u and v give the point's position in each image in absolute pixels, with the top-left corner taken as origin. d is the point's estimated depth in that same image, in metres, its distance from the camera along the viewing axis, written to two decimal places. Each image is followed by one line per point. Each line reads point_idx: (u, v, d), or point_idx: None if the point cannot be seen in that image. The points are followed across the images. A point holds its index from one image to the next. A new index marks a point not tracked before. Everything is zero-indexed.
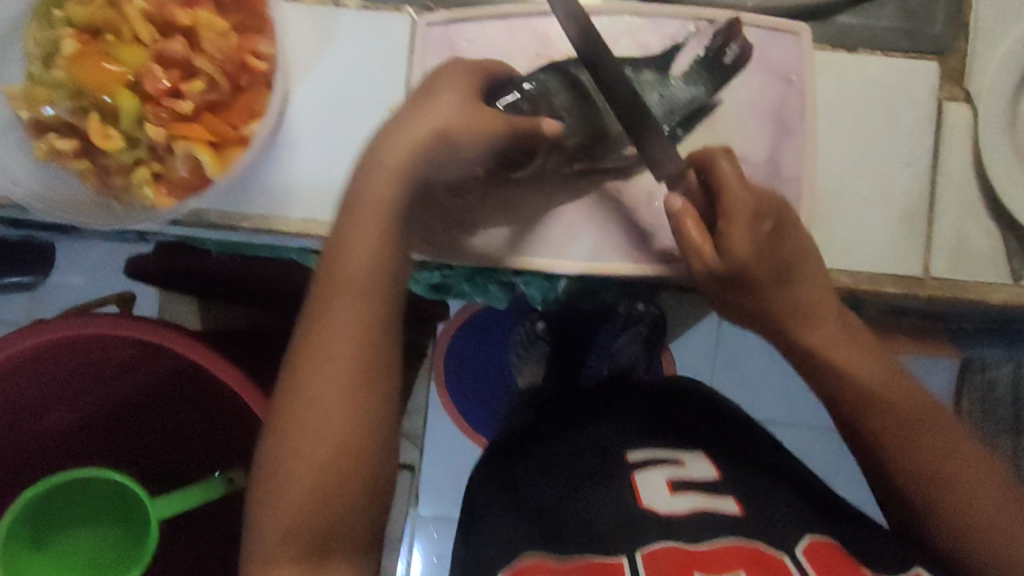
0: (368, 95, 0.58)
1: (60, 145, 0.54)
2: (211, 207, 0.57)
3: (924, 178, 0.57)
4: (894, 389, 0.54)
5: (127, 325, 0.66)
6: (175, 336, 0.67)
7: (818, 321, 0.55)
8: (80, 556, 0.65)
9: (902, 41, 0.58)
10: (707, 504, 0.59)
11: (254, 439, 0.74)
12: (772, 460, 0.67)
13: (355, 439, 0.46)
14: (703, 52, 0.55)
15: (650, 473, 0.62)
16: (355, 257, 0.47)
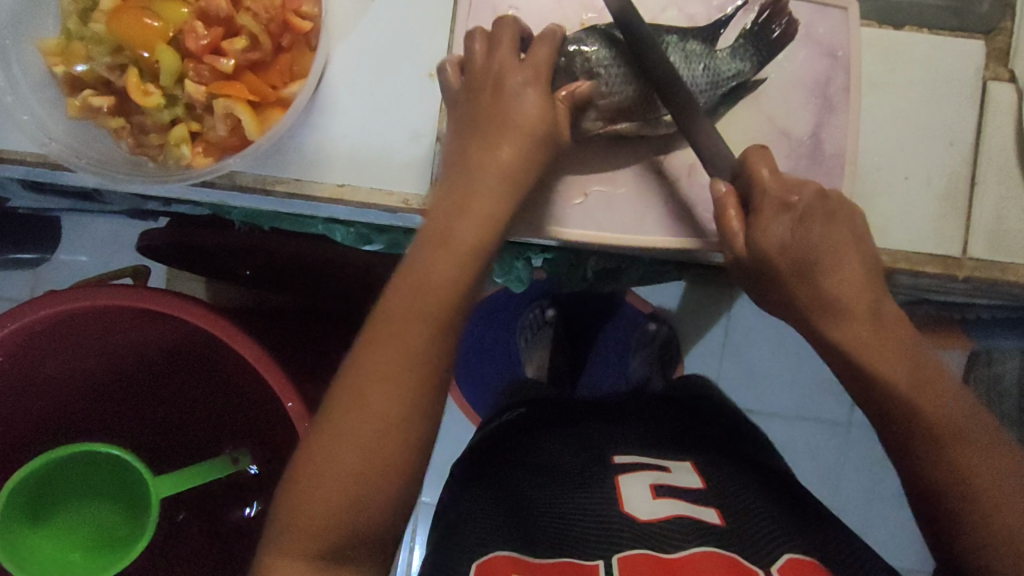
0: (410, 60, 0.57)
1: (96, 101, 0.53)
2: (245, 169, 0.57)
3: (965, 158, 0.57)
4: (945, 381, 0.52)
5: (141, 296, 0.64)
6: (186, 307, 0.65)
7: (848, 317, 0.52)
8: (84, 534, 0.68)
9: (948, 19, 0.58)
10: (689, 511, 0.58)
11: (267, 426, 0.74)
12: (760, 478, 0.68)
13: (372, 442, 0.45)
14: (750, 24, 0.55)
15: (631, 479, 0.63)
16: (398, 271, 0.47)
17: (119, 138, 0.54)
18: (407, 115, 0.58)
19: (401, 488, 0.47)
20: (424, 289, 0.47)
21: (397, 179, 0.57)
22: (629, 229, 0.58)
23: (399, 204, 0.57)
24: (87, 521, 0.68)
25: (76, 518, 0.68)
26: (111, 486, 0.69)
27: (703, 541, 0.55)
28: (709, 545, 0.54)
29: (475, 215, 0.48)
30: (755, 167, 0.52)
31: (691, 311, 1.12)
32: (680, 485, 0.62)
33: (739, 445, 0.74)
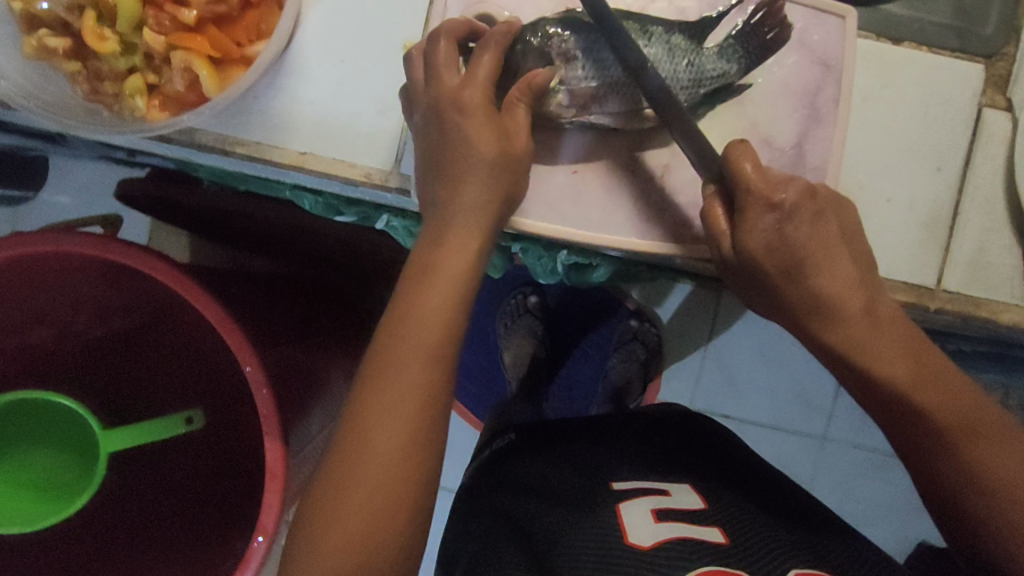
0: (385, 28, 0.55)
1: (51, 42, 0.50)
2: (206, 127, 0.54)
3: (952, 186, 0.55)
4: (951, 391, 0.51)
5: (109, 248, 0.59)
6: (158, 265, 0.59)
7: (839, 321, 0.51)
8: (27, 479, 0.63)
9: (950, 39, 0.55)
10: (694, 532, 0.59)
11: (239, 395, 0.71)
12: (750, 493, 0.70)
13: (405, 452, 0.46)
14: (742, 22, 0.52)
15: (631, 506, 0.64)
16: (416, 304, 0.47)
17: (75, 82, 0.52)
18: (379, 85, 0.55)
19: (404, 473, 0.46)
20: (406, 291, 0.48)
21: (361, 152, 0.55)
22: (605, 224, 0.56)
23: (360, 177, 0.55)
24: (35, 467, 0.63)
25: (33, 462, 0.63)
26: (67, 434, 0.64)
27: (710, 559, 0.56)
28: (716, 563, 0.55)
29: (465, 202, 0.48)
30: (742, 167, 0.48)
31: (681, 319, 1.10)
32: (682, 507, 0.64)
33: (747, 467, 0.75)
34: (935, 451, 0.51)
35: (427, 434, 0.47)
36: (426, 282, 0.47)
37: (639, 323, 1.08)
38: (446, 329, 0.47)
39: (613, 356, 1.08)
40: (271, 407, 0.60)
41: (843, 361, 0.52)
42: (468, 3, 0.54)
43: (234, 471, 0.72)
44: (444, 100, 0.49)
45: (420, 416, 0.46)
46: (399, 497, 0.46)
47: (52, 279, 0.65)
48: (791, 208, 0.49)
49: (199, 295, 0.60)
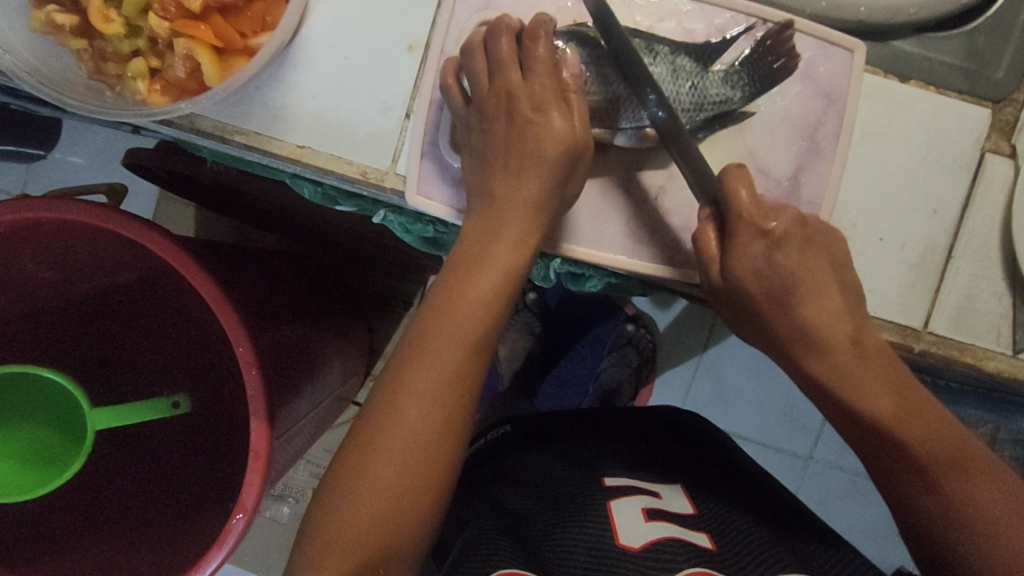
0: (391, 28, 0.55)
1: (58, 19, 0.51)
2: (206, 113, 0.54)
3: (945, 230, 0.54)
4: (938, 427, 0.50)
5: (110, 219, 0.58)
6: (155, 236, 0.59)
7: (827, 348, 0.50)
8: (16, 447, 0.62)
9: (959, 81, 0.55)
10: (684, 534, 0.61)
11: (229, 372, 0.72)
12: (741, 501, 0.71)
13: (424, 451, 0.47)
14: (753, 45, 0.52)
15: (623, 503, 0.65)
16: (461, 305, 0.48)
17: (80, 60, 0.53)
18: (382, 87, 0.55)
19: (403, 466, 0.47)
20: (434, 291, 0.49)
21: (360, 150, 0.55)
22: (601, 241, 0.56)
23: (357, 175, 0.55)
24: (20, 439, 0.63)
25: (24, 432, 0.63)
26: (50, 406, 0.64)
27: (696, 562, 0.58)
28: (701, 566, 0.57)
29: None
30: (734, 194, 0.48)
31: (677, 329, 1.10)
32: (673, 510, 0.65)
33: (754, 479, 0.76)
34: (912, 490, 0.50)
35: (399, 431, 0.47)
36: (473, 283, 0.49)
37: (636, 329, 1.07)
38: (470, 336, 0.48)
39: (606, 359, 1.07)
40: (256, 389, 0.60)
41: (824, 391, 0.51)
42: (475, 8, 0.54)
43: (221, 438, 0.73)
44: (497, 102, 0.49)
45: (441, 414, 0.47)
46: (368, 491, 0.46)
47: (54, 246, 0.65)
48: (780, 235, 0.49)
49: (195, 271, 0.59)
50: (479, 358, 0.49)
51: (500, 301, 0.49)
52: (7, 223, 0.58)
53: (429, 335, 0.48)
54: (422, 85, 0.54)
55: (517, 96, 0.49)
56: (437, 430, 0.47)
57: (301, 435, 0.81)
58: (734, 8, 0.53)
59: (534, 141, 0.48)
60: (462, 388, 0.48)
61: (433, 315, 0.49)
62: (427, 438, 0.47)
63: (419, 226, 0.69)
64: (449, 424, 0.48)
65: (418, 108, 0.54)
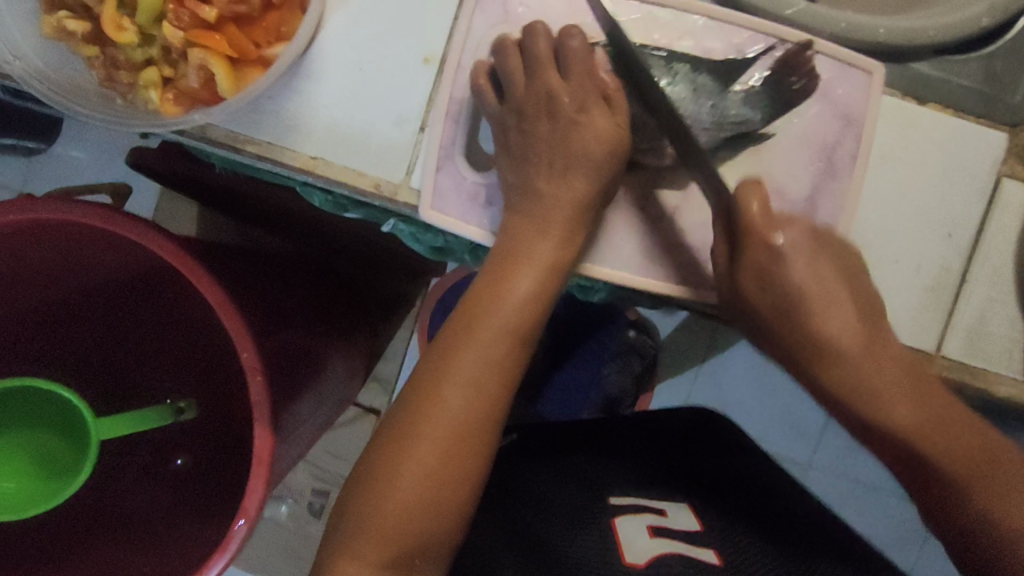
0: (406, 40, 0.54)
1: (70, 25, 0.50)
2: (219, 123, 0.54)
3: (961, 253, 0.54)
4: (972, 446, 0.49)
5: (116, 220, 0.58)
6: (162, 240, 0.58)
7: (843, 373, 0.50)
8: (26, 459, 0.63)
9: (978, 104, 0.55)
10: (688, 550, 0.61)
11: (227, 379, 0.71)
12: (747, 510, 0.70)
13: (448, 469, 0.46)
14: (772, 66, 0.52)
15: (626, 522, 0.65)
16: (488, 321, 0.48)
17: (92, 67, 0.52)
18: (396, 99, 0.54)
19: (424, 487, 0.46)
20: (462, 310, 0.49)
21: (372, 162, 0.54)
22: (616, 258, 0.55)
23: (368, 187, 0.54)
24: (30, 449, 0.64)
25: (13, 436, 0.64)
26: (55, 419, 0.64)
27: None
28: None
29: None
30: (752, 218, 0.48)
31: (678, 340, 1.11)
32: (678, 526, 0.65)
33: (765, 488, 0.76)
34: (933, 519, 0.49)
35: (416, 445, 0.46)
36: (500, 303, 0.48)
37: (636, 335, 1.07)
38: (492, 356, 0.48)
39: (607, 365, 1.05)
40: (262, 394, 0.59)
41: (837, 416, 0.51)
42: (492, 22, 0.54)
43: (220, 442, 0.72)
44: (536, 102, 0.50)
45: (463, 433, 0.47)
46: (385, 511, 0.45)
47: (58, 249, 0.64)
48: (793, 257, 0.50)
49: (202, 276, 0.58)
50: (499, 376, 0.48)
51: (522, 324, 0.49)
52: (12, 224, 0.57)
53: (454, 353, 0.48)
54: (438, 98, 0.53)
55: (559, 97, 0.49)
56: (454, 446, 0.47)
57: (303, 437, 0.80)
58: (753, 27, 0.52)
59: (580, 142, 0.49)
60: (485, 408, 0.48)
61: (455, 333, 0.49)
62: (444, 455, 0.46)
63: (428, 236, 0.67)
64: (468, 440, 0.47)
65: (433, 121, 0.53)
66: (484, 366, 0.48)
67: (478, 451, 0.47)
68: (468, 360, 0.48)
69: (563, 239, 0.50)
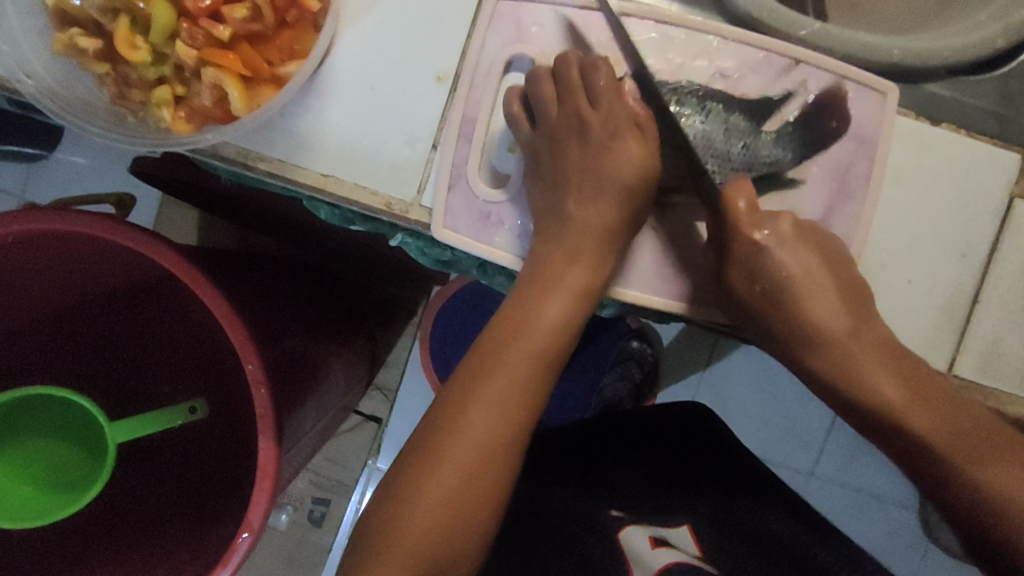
0: (419, 57, 0.54)
1: (82, 43, 0.49)
2: (230, 140, 0.53)
3: (973, 273, 0.54)
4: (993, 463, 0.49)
5: (122, 233, 0.57)
6: (168, 253, 0.58)
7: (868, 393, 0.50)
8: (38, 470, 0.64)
9: (992, 125, 0.55)
10: (690, 559, 0.64)
11: (231, 392, 0.70)
12: (756, 536, 0.68)
13: (466, 499, 0.46)
14: (805, 111, 0.53)
15: (631, 531, 0.68)
16: (507, 350, 0.48)
17: (103, 84, 0.52)
18: (409, 118, 0.54)
19: (444, 509, 0.45)
20: (482, 337, 0.49)
21: (384, 181, 0.54)
22: (633, 278, 0.54)
23: (381, 207, 0.54)
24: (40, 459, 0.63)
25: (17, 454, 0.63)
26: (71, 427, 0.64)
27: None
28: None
29: None
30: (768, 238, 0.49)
31: (680, 348, 1.09)
32: (676, 538, 0.68)
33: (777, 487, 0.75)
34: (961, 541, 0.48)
35: (435, 470, 0.46)
36: (518, 331, 0.48)
37: (637, 342, 1.07)
38: (512, 377, 0.47)
39: (607, 373, 1.07)
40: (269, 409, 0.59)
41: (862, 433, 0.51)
42: (506, 41, 0.54)
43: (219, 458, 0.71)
44: (560, 119, 0.51)
45: (483, 454, 0.46)
46: (401, 539, 0.45)
47: (63, 261, 0.63)
48: (805, 276, 0.50)
49: (206, 288, 0.58)
50: (522, 400, 0.47)
51: (544, 348, 0.48)
52: (17, 235, 0.56)
53: (471, 381, 0.48)
54: (452, 118, 0.53)
55: (578, 113, 0.51)
56: (479, 471, 0.46)
57: (304, 449, 0.79)
58: (765, 47, 0.52)
59: (601, 161, 0.50)
60: (505, 429, 0.47)
61: (482, 352, 0.49)
62: (464, 478, 0.46)
63: (436, 249, 0.64)
64: (491, 465, 0.46)
65: (446, 140, 0.53)
66: (503, 394, 0.47)
67: (498, 476, 0.47)
68: (488, 381, 0.47)
69: (587, 263, 0.50)
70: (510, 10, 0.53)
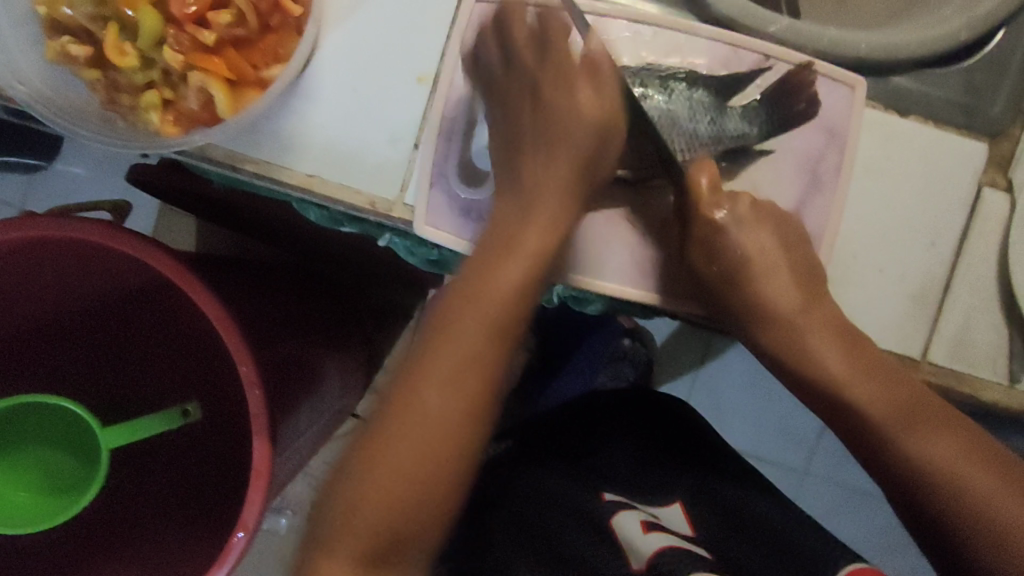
0: (399, 59, 0.56)
1: (73, 50, 0.51)
2: (218, 143, 0.55)
3: (943, 261, 0.56)
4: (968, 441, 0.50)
5: (117, 238, 0.59)
6: (161, 256, 0.59)
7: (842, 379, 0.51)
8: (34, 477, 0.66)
9: (959, 117, 0.57)
10: (682, 542, 0.61)
11: (224, 393, 0.71)
12: (725, 517, 0.66)
13: (432, 468, 0.44)
14: (768, 88, 0.54)
15: (623, 519, 0.65)
16: (484, 310, 0.45)
17: (94, 90, 0.53)
18: (392, 118, 0.56)
19: None
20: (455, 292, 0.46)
21: (367, 180, 0.55)
22: (609, 271, 0.55)
23: (365, 205, 0.55)
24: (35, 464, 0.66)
25: (18, 458, 0.66)
26: (59, 434, 0.66)
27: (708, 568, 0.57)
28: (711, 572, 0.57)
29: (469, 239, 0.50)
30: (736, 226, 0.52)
31: (671, 348, 1.07)
32: (669, 524, 0.65)
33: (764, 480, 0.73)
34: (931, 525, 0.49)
35: (383, 449, 0.44)
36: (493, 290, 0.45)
37: (630, 341, 0.98)
38: None
39: (601, 373, 0.96)
40: (261, 406, 0.60)
41: (837, 416, 0.52)
42: (483, 43, 0.55)
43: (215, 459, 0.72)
44: None
45: None
46: (364, 516, 0.43)
47: (62, 265, 0.65)
48: (773, 265, 0.52)
49: (201, 291, 0.59)
50: (479, 380, 0.45)
51: (524, 304, 0.46)
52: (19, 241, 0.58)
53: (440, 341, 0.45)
54: (431, 116, 0.55)
55: None
56: (427, 453, 0.43)
57: (299, 450, 0.81)
58: (735, 43, 0.54)
59: None
60: None
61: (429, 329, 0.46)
62: (431, 452, 0.43)
63: (424, 249, 0.65)
64: (444, 448, 0.44)
65: (427, 140, 0.55)
66: (475, 356, 0.45)
67: None
68: None
69: (547, 230, 0.46)
70: (487, 12, 0.55)
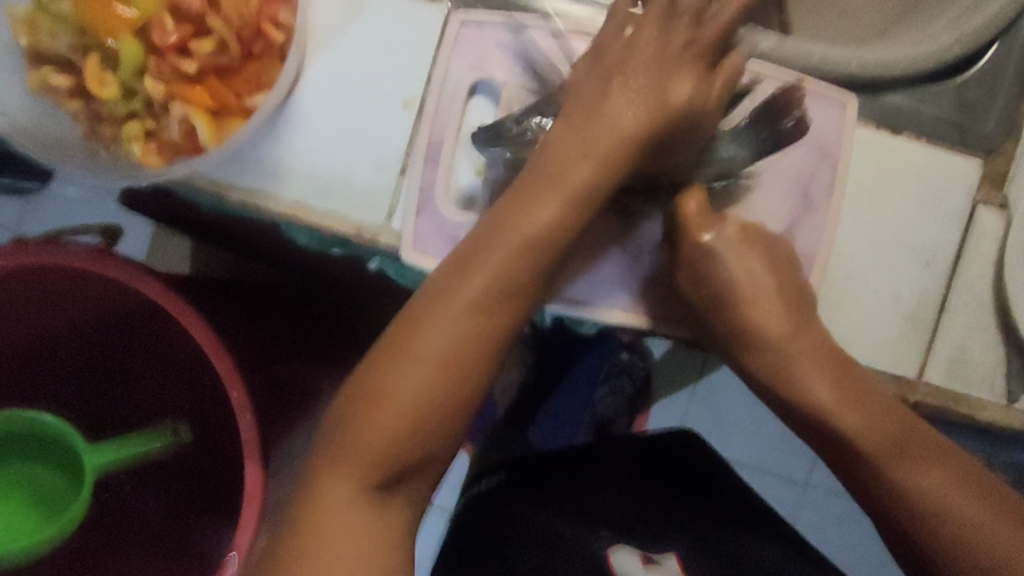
0: (384, 84, 0.55)
1: (55, 80, 0.51)
2: (201, 171, 0.54)
3: (939, 280, 0.55)
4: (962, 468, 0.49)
5: (106, 263, 0.58)
6: (149, 280, 0.59)
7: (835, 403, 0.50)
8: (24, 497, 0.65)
9: (952, 133, 0.57)
10: None
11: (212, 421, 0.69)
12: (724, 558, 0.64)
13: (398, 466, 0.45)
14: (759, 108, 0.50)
15: (621, 552, 0.64)
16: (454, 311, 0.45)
17: (77, 120, 0.53)
18: (377, 143, 0.55)
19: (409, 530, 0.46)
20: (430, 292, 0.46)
21: (353, 207, 0.55)
22: (600, 296, 0.54)
23: (350, 231, 0.55)
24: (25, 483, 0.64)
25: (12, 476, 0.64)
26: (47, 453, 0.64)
27: None
28: None
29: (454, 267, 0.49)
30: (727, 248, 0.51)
31: (671, 364, 0.99)
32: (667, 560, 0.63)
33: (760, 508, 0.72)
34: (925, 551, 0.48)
35: (352, 468, 0.44)
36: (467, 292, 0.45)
37: (628, 357, 0.93)
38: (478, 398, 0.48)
39: (600, 389, 0.93)
40: (250, 436, 0.59)
41: (829, 440, 0.51)
42: (469, 66, 0.55)
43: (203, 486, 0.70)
44: None
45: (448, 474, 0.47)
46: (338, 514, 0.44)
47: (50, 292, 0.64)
48: (763, 288, 0.51)
49: (192, 317, 0.59)
50: (442, 379, 0.45)
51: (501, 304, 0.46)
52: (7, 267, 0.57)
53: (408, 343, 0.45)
54: (418, 142, 0.54)
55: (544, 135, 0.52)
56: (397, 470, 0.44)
57: None
58: None
59: None
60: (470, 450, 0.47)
61: (395, 355, 0.45)
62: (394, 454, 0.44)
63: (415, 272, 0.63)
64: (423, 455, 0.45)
65: (413, 166, 0.54)
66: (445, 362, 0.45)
67: None
68: None
69: (520, 250, 0.45)
70: (473, 36, 0.55)
